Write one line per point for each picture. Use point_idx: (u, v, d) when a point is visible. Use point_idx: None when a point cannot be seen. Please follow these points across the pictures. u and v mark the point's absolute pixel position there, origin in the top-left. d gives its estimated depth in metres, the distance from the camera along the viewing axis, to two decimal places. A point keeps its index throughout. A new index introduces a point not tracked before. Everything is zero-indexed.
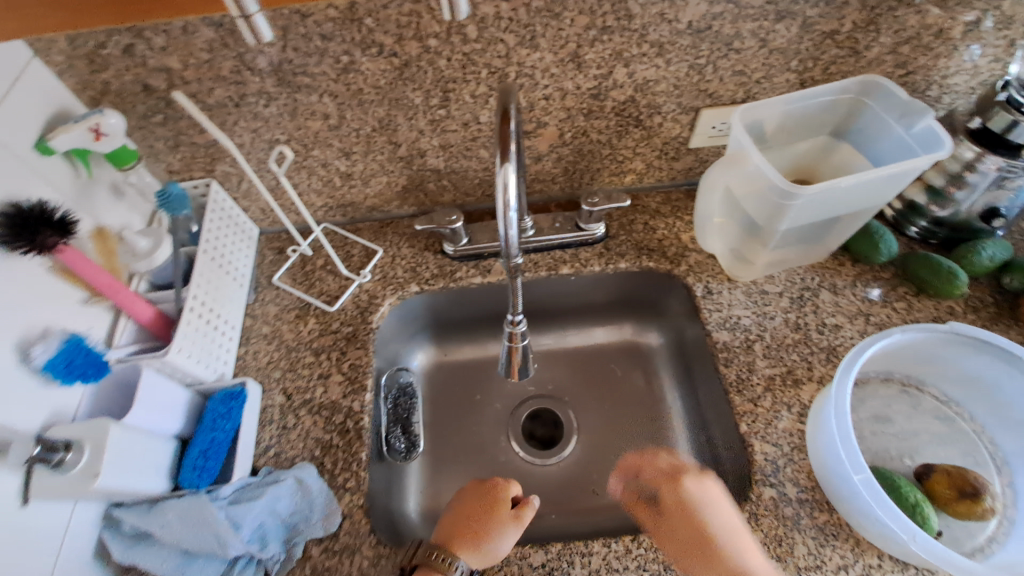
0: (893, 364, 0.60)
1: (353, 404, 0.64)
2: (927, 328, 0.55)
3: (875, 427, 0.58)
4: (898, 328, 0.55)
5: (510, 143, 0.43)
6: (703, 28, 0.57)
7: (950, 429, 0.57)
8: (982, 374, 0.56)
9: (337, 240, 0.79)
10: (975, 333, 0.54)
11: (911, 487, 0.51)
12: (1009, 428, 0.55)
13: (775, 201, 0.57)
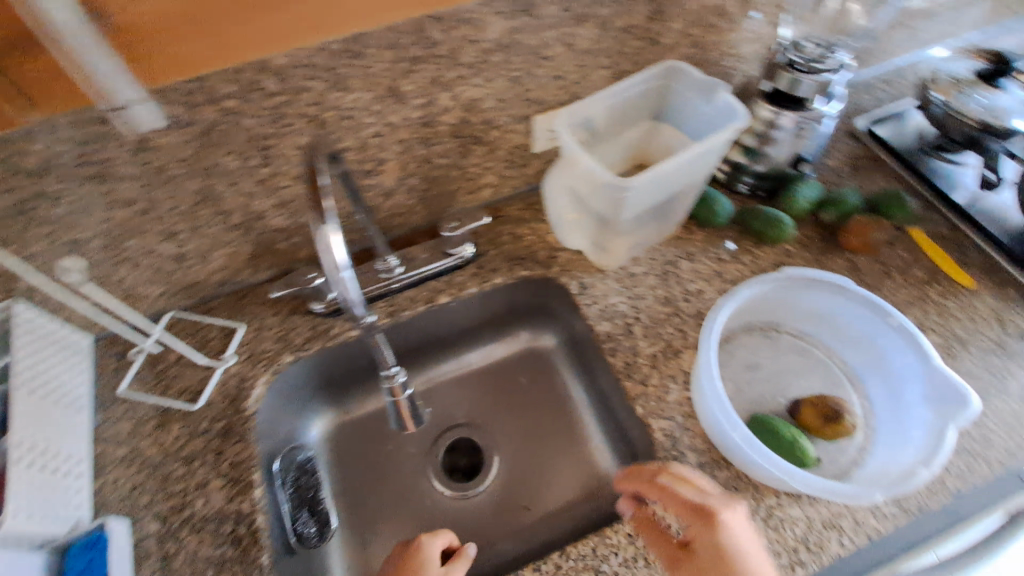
0: (751, 313, 0.66)
1: (242, 506, 0.59)
2: (771, 278, 0.61)
3: (749, 374, 0.64)
4: (745, 285, 0.61)
5: (328, 207, 0.40)
6: (510, 42, 0.58)
7: (807, 359, 0.65)
8: (820, 307, 0.64)
9: (191, 326, 0.71)
10: (809, 274, 0.61)
11: (786, 425, 0.57)
12: (851, 347, 0.64)
13: (612, 194, 0.60)
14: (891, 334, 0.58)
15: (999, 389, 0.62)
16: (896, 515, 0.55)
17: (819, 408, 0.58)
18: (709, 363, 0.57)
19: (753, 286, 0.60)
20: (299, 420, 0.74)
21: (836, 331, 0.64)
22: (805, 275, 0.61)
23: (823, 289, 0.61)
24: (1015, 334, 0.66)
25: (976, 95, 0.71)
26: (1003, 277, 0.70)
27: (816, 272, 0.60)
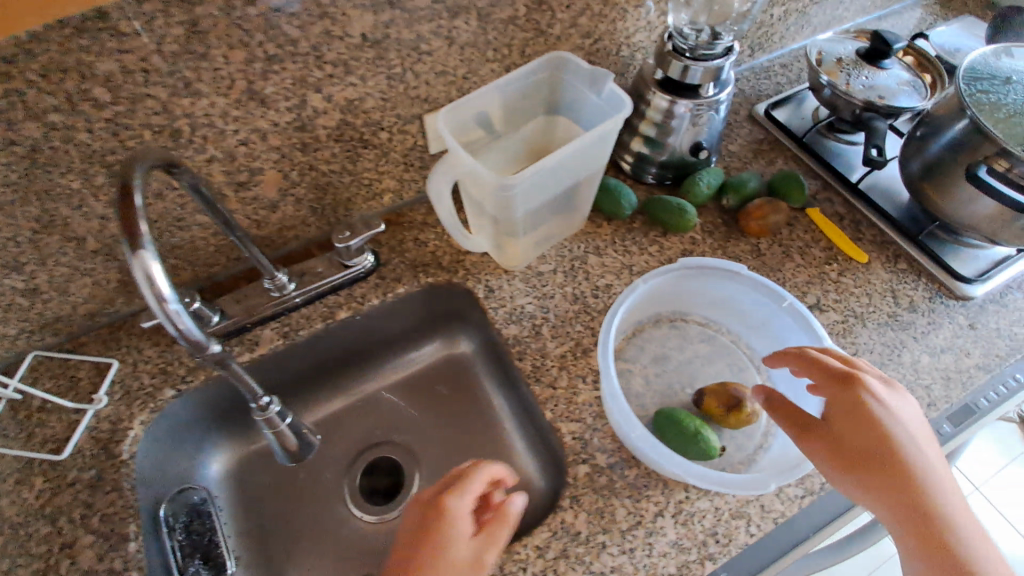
0: (657, 306, 0.66)
1: (115, 564, 0.54)
2: (667, 269, 0.63)
3: (658, 368, 0.63)
4: (643, 277, 0.63)
5: (142, 233, 0.35)
6: (381, 37, 0.54)
7: (714, 346, 0.65)
8: (722, 293, 0.65)
9: (59, 366, 0.64)
10: (702, 262, 0.63)
11: (691, 417, 0.56)
12: (755, 331, 0.65)
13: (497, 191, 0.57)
14: (785, 316, 0.62)
15: (894, 361, 0.64)
16: (801, 498, 0.56)
17: (720, 397, 0.57)
18: (605, 355, 0.57)
19: (648, 277, 0.62)
20: (194, 458, 0.69)
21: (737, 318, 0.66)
22: (700, 262, 0.63)
23: (719, 276, 0.64)
24: (906, 306, 0.68)
25: (859, 75, 0.74)
26: (895, 251, 0.73)
27: (709, 259, 0.63)
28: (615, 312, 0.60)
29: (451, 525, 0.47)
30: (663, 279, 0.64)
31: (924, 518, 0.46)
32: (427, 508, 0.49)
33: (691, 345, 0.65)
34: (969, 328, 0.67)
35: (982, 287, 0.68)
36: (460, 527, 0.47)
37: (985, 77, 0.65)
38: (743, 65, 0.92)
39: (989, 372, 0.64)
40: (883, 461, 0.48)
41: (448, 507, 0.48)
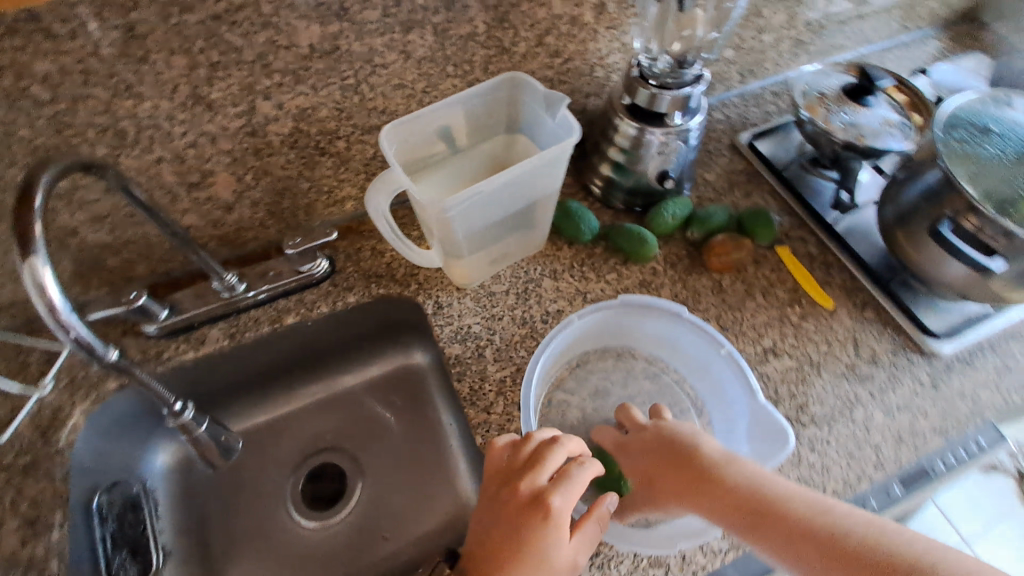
0: (601, 339, 0.67)
1: (35, 550, 0.54)
2: (607, 304, 0.63)
3: (596, 401, 0.65)
4: (577, 313, 0.64)
5: (35, 235, 0.36)
6: (331, 49, 0.55)
7: (657, 384, 0.66)
8: (665, 334, 0.66)
9: (11, 349, 0.65)
10: (642, 301, 0.63)
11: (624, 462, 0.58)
12: (697, 373, 0.65)
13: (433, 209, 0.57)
14: (722, 363, 0.61)
15: (845, 415, 0.62)
16: (725, 552, 0.54)
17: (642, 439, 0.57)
18: (528, 384, 0.59)
19: (583, 313, 0.63)
20: (138, 450, 0.69)
21: (681, 356, 0.66)
22: (638, 301, 0.63)
23: (658, 315, 0.64)
24: (867, 358, 0.66)
25: (839, 113, 0.71)
26: (864, 299, 0.70)
27: (645, 297, 0.63)
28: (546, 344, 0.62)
29: (552, 532, 0.47)
30: (602, 313, 0.64)
31: (734, 510, 0.48)
32: (519, 513, 0.48)
33: (635, 377, 0.66)
34: (929, 386, 0.64)
35: (951, 345, 0.65)
36: (559, 534, 0.48)
37: (961, 124, 0.62)
38: (732, 90, 0.87)
39: (946, 436, 0.61)
40: (674, 466, 0.53)
41: (553, 511, 0.48)
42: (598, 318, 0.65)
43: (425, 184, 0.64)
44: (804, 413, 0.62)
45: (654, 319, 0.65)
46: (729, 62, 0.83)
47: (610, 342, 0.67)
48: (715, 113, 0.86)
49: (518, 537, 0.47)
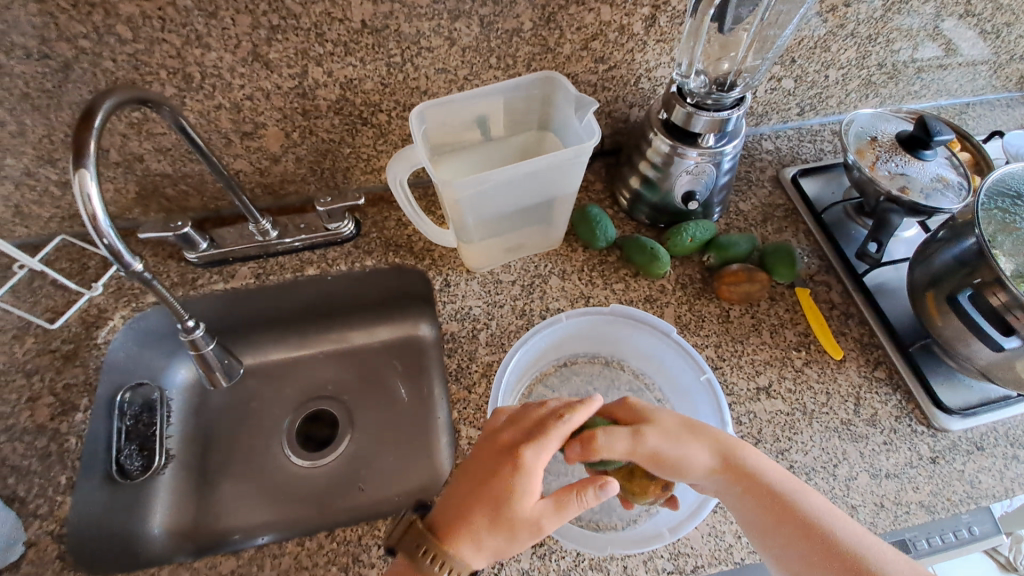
0: (591, 343, 0.70)
1: (60, 426, 0.63)
2: (595, 310, 0.67)
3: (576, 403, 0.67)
4: (567, 312, 0.67)
5: (87, 152, 0.43)
6: (380, 27, 0.59)
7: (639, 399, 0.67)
8: (653, 351, 0.68)
9: (76, 253, 0.74)
10: (633, 314, 0.66)
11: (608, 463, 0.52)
12: (678, 395, 0.66)
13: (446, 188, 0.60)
14: (701, 389, 0.63)
15: (827, 470, 0.59)
16: (668, 573, 0.54)
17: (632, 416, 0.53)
18: (502, 374, 0.63)
19: (571, 314, 0.66)
20: (163, 361, 0.76)
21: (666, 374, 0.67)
22: (631, 313, 0.66)
23: (648, 330, 0.66)
24: (866, 418, 0.63)
25: (889, 161, 0.68)
26: (878, 357, 0.67)
27: (634, 310, 0.66)
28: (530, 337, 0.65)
29: (513, 487, 0.46)
30: (591, 318, 0.67)
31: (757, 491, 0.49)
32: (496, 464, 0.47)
33: (619, 387, 0.68)
34: (926, 459, 0.60)
35: (961, 423, 0.62)
36: (528, 483, 0.46)
37: (1007, 193, 0.60)
38: (788, 123, 0.86)
39: (931, 514, 0.58)
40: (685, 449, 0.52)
41: (521, 464, 0.46)
42: (590, 321, 0.67)
43: (451, 165, 0.67)
44: (784, 458, 0.60)
45: (644, 334, 0.67)
46: (787, 93, 0.80)
47: (602, 348, 0.70)
48: (765, 141, 0.85)
49: (488, 483, 0.47)
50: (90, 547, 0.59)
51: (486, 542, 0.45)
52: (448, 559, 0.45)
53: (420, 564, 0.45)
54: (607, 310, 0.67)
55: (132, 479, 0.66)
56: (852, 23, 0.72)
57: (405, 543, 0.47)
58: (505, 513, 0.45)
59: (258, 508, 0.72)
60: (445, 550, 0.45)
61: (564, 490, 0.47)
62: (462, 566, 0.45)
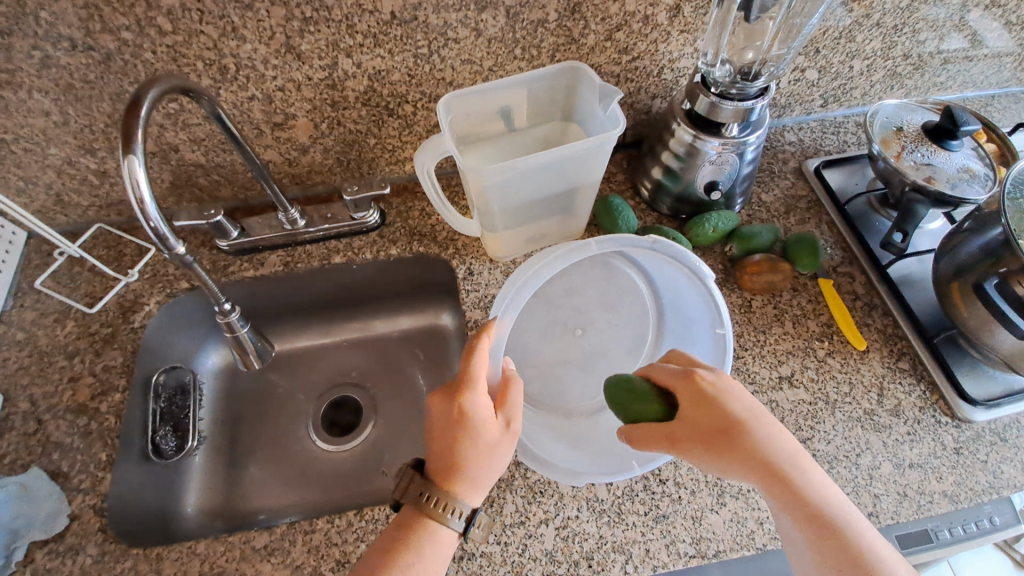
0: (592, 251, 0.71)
1: (101, 406, 0.65)
2: (632, 239, 0.58)
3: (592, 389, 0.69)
4: (596, 238, 0.58)
5: (135, 139, 0.44)
6: (409, 18, 0.60)
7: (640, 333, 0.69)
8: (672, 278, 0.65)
9: (113, 240, 0.77)
10: (668, 252, 0.59)
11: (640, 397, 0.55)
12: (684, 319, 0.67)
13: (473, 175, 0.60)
14: (715, 338, 0.61)
15: (850, 459, 0.59)
16: (690, 557, 0.55)
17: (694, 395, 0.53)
18: (516, 297, 0.58)
19: (602, 240, 0.57)
20: (197, 345, 0.78)
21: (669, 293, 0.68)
22: (672, 249, 0.59)
23: (680, 268, 0.61)
24: (889, 408, 0.63)
25: (915, 152, 0.68)
26: (902, 349, 0.67)
27: (682, 248, 0.58)
28: (551, 258, 0.58)
29: (474, 424, 0.51)
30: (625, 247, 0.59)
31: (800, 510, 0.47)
32: (450, 412, 0.52)
33: (608, 293, 0.73)
34: (950, 450, 0.60)
35: (985, 414, 0.61)
36: (482, 417, 0.52)
37: None
38: (811, 114, 0.86)
39: (955, 503, 0.57)
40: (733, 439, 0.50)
41: (469, 410, 0.51)
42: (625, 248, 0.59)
43: (476, 156, 0.68)
44: (806, 447, 0.60)
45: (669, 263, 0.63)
46: (811, 85, 0.80)
47: (602, 259, 0.72)
48: (787, 132, 0.85)
49: (456, 430, 0.51)
50: (129, 521, 0.61)
51: (479, 478, 0.51)
52: (454, 501, 0.50)
53: (429, 513, 0.49)
54: (646, 241, 0.58)
55: (165, 458, 0.68)
56: (878, 13, 0.71)
57: (409, 497, 0.50)
58: (482, 448, 0.51)
59: (285, 490, 0.74)
60: (450, 495, 0.50)
61: (503, 395, 0.55)
62: (467, 503, 0.51)
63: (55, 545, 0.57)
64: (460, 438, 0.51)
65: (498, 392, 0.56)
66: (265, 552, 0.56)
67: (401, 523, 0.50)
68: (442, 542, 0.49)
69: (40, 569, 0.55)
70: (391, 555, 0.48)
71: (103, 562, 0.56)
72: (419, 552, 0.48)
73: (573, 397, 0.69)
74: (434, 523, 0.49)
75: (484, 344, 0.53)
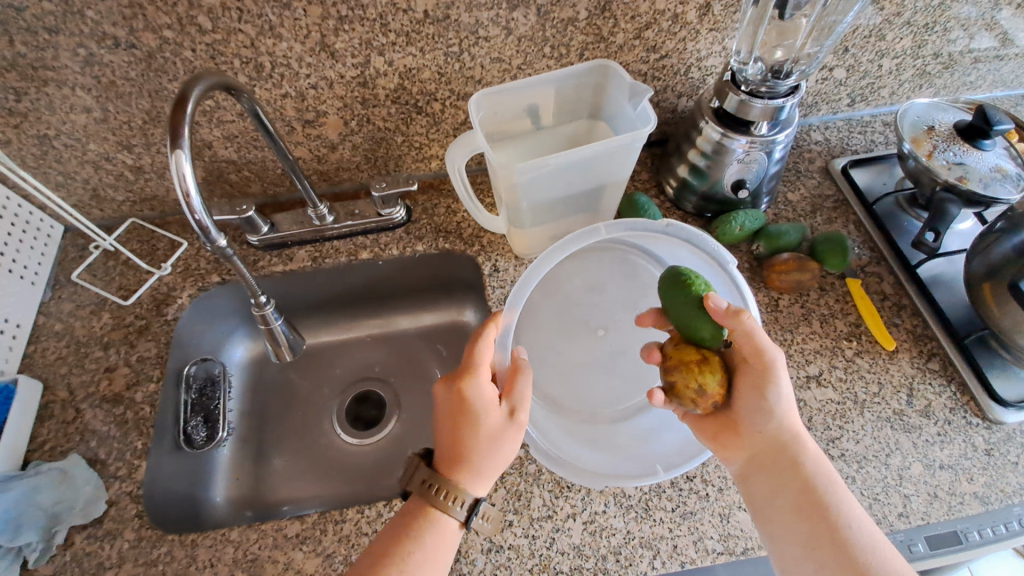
0: (611, 248, 0.72)
1: (135, 396, 0.67)
2: (646, 224, 0.62)
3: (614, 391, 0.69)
4: (605, 224, 0.61)
5: (182, 134, 0.45)
6: (441, 17, 0.61)
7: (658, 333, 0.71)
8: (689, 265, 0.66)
9: (146, 235, 0.79)
10: (685, 233, 0.62)
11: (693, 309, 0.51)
12: None
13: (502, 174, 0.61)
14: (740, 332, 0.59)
15: (880, 459, 0.59)
16: (718, 554, 0.55)
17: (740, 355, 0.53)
18: (527, 282, 0.60)
19: (611, 225, 0.61)
20: (226, 338, 0.80)
21: None
22: (686, 232, 0.62)
23: (698, 253, 0.63)
24: (919, 409, 0.62)
25: (946, 151, 0.67)
26: (931, 349, 0.66)
27: (699, 233, 0.61)
28: (561, 245, 0.60)
29: (476, 411, 0.51)
30: (638, 230, 0.63)
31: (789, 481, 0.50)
32: (453, 399, 0.52)
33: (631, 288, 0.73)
34: (981, 451, 0.60)
35: (1017, 416, 0.61)
36: (483, 405, 0.52)
37: None
38: (838, 114, 0.86)
39: (986, 504, 0.57)
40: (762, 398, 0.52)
41: (470, 396, 0.52)
42: (641, 228, 0.63)
43: (503, 153, 0.69)
44: (834, 446, 0.60)
45: (685, 249, 0.64)
46: (838, 84, 0.80)
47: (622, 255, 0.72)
48: (813, 132, 0.85)
49: (459, 416, 0.51)
50: (162, 509, 0.63)
51: (482, 468, 0.52)
52: (458, 490, 0.50)
53: (433, 503, 0.50)
54: (661, 225, 0.62)
55: (196, 448, 0.70)
56: (909, 11, 0.70)
57: (413, 486, 0.51)
58: (484, 436, 0.52)
59: (311, 482, 0.75)
60: (455, 484, 0.50)
61: (508, 386, 0.55)
62: (470, 493, 0.51)
63: (94, 530, 0.58)
64: (462, 424, 0.51)
65: (505, 382, 0.56)
66: (297, 541, 0.57)
67: (407, 511, 0.51)
68: (444, 533, 0.50)
69: (79, 553, 0.57)
70: (392, 543, 0.49)
71: (140, 548, 0.57)
72: (419, 540, 0.49)
73: (597, 398, 0.69)
74: (437, 512, 0.50)
75: (489, 333, 0.55)
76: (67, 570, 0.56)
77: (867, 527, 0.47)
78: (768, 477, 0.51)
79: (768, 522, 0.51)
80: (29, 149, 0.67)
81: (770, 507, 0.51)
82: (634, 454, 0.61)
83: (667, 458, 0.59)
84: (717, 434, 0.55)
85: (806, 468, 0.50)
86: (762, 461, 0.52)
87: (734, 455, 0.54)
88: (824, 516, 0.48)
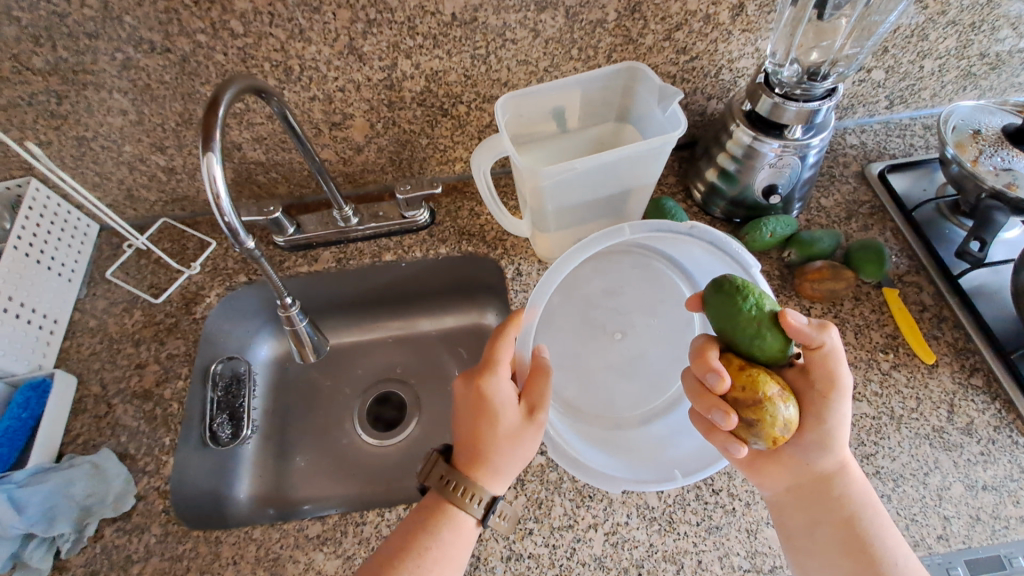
0: (630, 250, 0.70)
1: (165, 392, 0.68)
2: (671, 225, 0.60)
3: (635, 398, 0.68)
4: (630, 223, 0.60)
5: (215, 137, 0.46)
6: (469, 20, 0.60)
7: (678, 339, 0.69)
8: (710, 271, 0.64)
9: (177, 234, 0.80)
10: (709, 239, 0.60)
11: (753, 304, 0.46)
12: None
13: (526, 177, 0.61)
14: None
15: (917, 478, 0.57)
16: (744, 571, 0.53)
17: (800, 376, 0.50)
18: (549, 281, 0.59)
19: (636, 225, 0.60)
20: (251, 336, 0.81)
21: None
22: (711, 236, 0.60)
23: (724, 262, 0.60)
24: (960, 427, 0.59)
25: (993, 156, 0.64)
26: (974, 364, 0.63)
27: (724, 237, 0.59)
28: (585, 247, 0.59)
29: (496, 408, 0.51)
30: (662, 233, 0.61)
31: (834, 515, 0.49)
32: (471, 395, 0.52)
33: (653, 293, 0.71)
34: None
35: None
36: (504, 404, 0.51)
37: None
38: (874, 116, 0.83)
39: None
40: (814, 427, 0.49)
41: (489, 394, 0.51)
42: (666, 231, 0.61)
43: (528, 156, 0.68)
44: (869, 463, 0.57)
45: (705, 253, 0.63)
46: (877, 85, 0.77)
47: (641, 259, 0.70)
48: (849, 135, 0.83)
49: (476, 414, 0.51)
50: (188, 504, 0.64)
51: (501, 467, 0.51)
52: (475, 488, 0.50)
53: (451, 499, 0.49)
54: (685, 227, 0.60)
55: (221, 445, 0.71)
56: (954, 10, 0.67)
57: (431, 481, 0.51)
58: (503, 436, 0.51)
59: (331, 482, 0.75)
60: (472, 482, 0.50)
61: (529, 384, 0.54)
62: (488, 490, 0.51)
63: (123, 523, 0.59)
64: (480, 422, 0.51)
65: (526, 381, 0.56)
66: (318, 542, 0.57)
67: (424, 507, 0.51)
68: (461, 530, 0.49)
69: (109, 545, 0.58)
70: (409, 538, 0.48)
71: (166, 543, 0.58)
72: (436, 535, 0.48)
73: (618, 404, 0.68)
74: (454, 508, 0.50)
75: (511, 331, 0.54)
76: (97, 562, 0.57)
77: (912, 565, 0.46)
78: (809, 511, 0.50)
79: (804, 555, 0.49)
80: (67, 150, 0.68)
81: (807, 537, 0.49)
82: (650, 458, 0.59)
83: (684, 463, 0.57)
84: (755, 457, 0.52)
85: (852, 502, 0.49)
86: (805, 492, 0.50)
87: (774, 484, 0.51)
88: (871, 553, 0.47)
